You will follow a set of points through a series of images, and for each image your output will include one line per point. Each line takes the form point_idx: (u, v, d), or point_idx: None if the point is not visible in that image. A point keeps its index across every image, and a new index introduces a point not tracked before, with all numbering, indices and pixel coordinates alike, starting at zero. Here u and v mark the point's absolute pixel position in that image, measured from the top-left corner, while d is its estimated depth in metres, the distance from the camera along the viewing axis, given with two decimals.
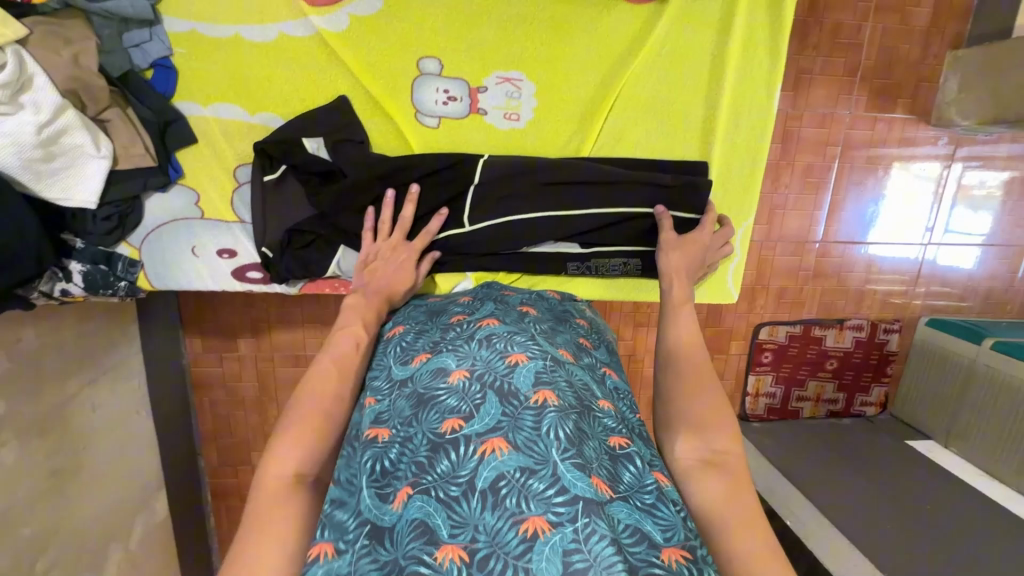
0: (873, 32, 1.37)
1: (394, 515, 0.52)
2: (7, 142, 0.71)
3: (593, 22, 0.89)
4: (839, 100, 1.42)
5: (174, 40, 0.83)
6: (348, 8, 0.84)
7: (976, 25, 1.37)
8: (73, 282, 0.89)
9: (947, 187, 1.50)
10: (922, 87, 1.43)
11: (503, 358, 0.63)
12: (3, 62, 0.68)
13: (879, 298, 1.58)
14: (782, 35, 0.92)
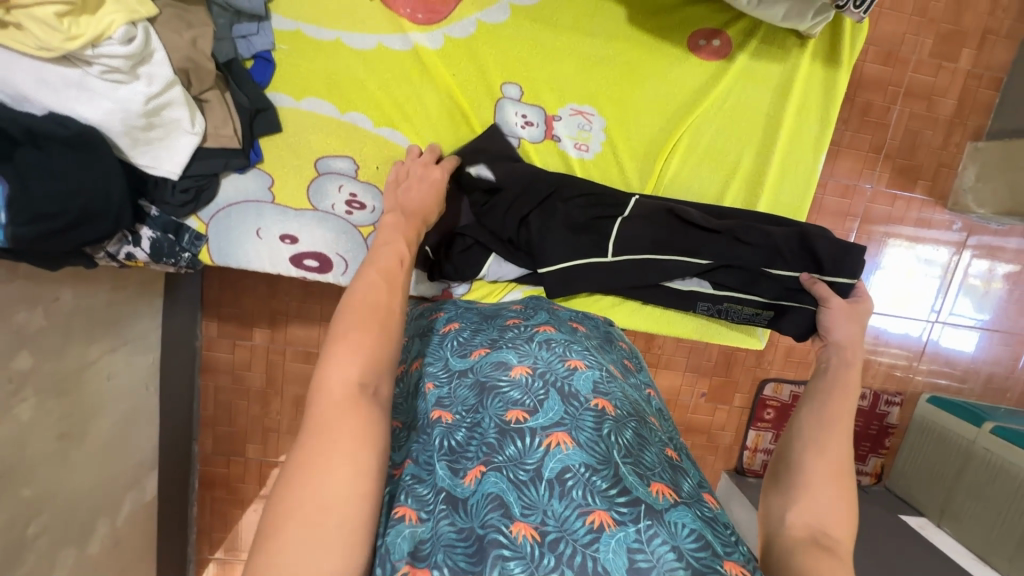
0: (900, 114, 1.46)
1: (467, 489, 0.58)
2: (117, 109, 0.77)
3: (663, 71, 0.96)
4: (863, 174, 1.49)
5: (278, 37, 0.89)
6: (444, 29, 0.92)
7: (996, 122, 1.46)
8: (140, 247, 0.92)
9: (955, 272, 1.57)
10: (941, 172, 1.50)
11: (563, 362, 0.68)
12: (134, 36, 0.73)
13: (884, 369, 1.61)
14: (833, 105, 0.98)
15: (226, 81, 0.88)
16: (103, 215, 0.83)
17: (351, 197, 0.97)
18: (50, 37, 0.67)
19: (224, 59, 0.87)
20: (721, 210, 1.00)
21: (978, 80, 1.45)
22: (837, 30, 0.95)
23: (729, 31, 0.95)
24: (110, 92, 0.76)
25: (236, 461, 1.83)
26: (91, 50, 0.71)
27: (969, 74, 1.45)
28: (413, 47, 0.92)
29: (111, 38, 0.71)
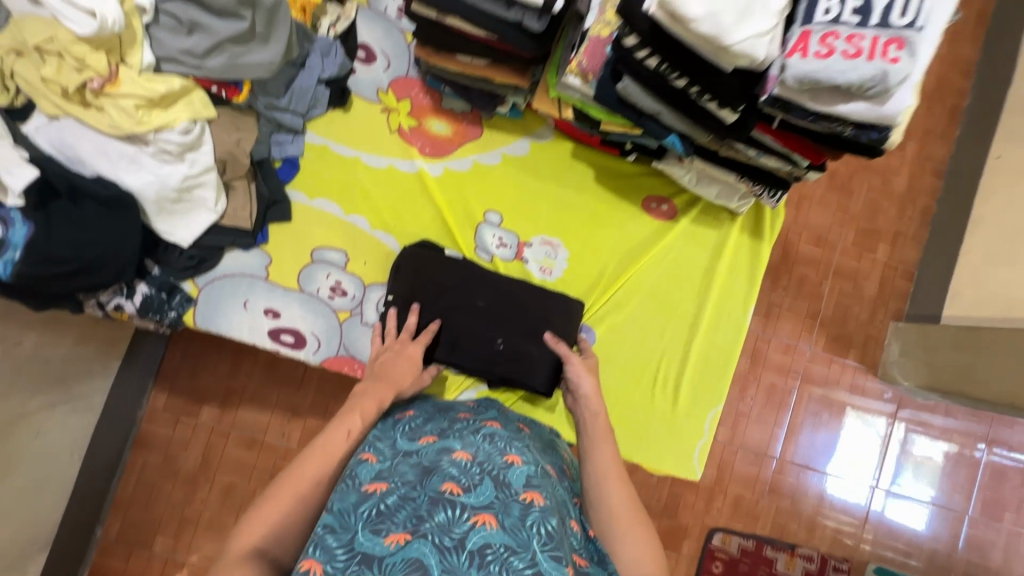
0: (831, 290, 1.70)
1: (387, 549, 0.60)
2: (156, 182, 0.90)
3: (620, 220, 1.16)
4: (801, 336, 1.69)
5: (307, 146, 1.07)
6: (445, 162, 1.12)
7: (912, 307, 1.69)
8: (130, 300, 0.99)
9: (892, 444, 1.67)
10: (869, 344, 1.70)
11: (503, 455, 0.74)
12: (192, 130, 0.88)
13: (830, 532, 1.64)
14: (759, 269, 1.18)
15: (255, 175, 1.03)
16: (109, 268, 0.92)
17: (336, 284, 1.08)
18: (120, 120, 0.83)
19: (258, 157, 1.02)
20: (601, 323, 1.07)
21: (894, 271, 1.72)
22: (760, 214, 1.18)
23: (675, 200, 1.17)
24: (155, 168, 0.89)
25: (138, 555, 1.65)
26: (152, 134, 0.86)
27: (886, 265, 1.72)
28: (417, 171, 1.11)
29: (172, 128, 0.87)
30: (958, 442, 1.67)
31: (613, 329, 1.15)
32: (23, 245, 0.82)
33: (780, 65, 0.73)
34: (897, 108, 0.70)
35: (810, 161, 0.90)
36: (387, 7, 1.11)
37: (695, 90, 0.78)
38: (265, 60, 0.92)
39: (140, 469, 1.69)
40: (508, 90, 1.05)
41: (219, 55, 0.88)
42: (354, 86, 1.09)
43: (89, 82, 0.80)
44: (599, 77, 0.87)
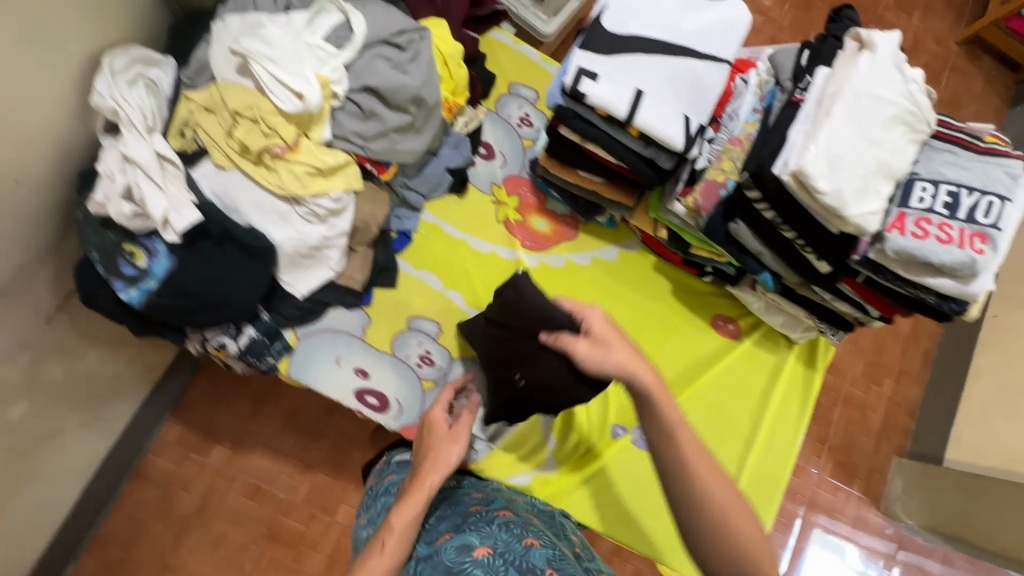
0: (839, 417, 1.79)
1: None
2: (297, 240, 0.97)
3: (690, 333, 1.25)
4: (810, 459, 1.75)
5: (422, 223, 1.17)
6: (542, 255, 1.22)
7: (914, 444, 1.78)
8: (234, 341, 1.02)
9: None
10: (873, 475, 1.77)
11: (520, 540, 0.77)
12: (341, 199, 0.96)
13: None
14: (811, 398, 1.26)
15: (376, 244, 1.10)
16: (231, 309, 0.97)
17: (425, 353, 1.13)
18: (288, 183, 0.91)
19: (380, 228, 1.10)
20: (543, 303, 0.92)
21: (898, 408, 1.82)
22: (816, 346, 1.28)
23: (739, 321, 1.28)
24: (300, 226, 0.97)
25: None
26: (309, 198, 0.94)
27: (891, 400, 1.83)
28: (516, 259, 1.20)
29: (327, 196, 0.95)
30: None
31: None
32: (162, 276, 0.92)
33: (879, 237, 0.85)
34: (980, 289, 0.83)
35: (882, 313, 1.02)
36: (511, 115, 1.26)
37: (799, 241, 0.91)
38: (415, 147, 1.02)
39: (131, 504, 1.56)
40: (612, 204, 1.18)
41: (382, 140, 0.97)
42: (472, 177, 1.21)
43: (271, 149, 0.89)
44: (711, 213, 0.99)
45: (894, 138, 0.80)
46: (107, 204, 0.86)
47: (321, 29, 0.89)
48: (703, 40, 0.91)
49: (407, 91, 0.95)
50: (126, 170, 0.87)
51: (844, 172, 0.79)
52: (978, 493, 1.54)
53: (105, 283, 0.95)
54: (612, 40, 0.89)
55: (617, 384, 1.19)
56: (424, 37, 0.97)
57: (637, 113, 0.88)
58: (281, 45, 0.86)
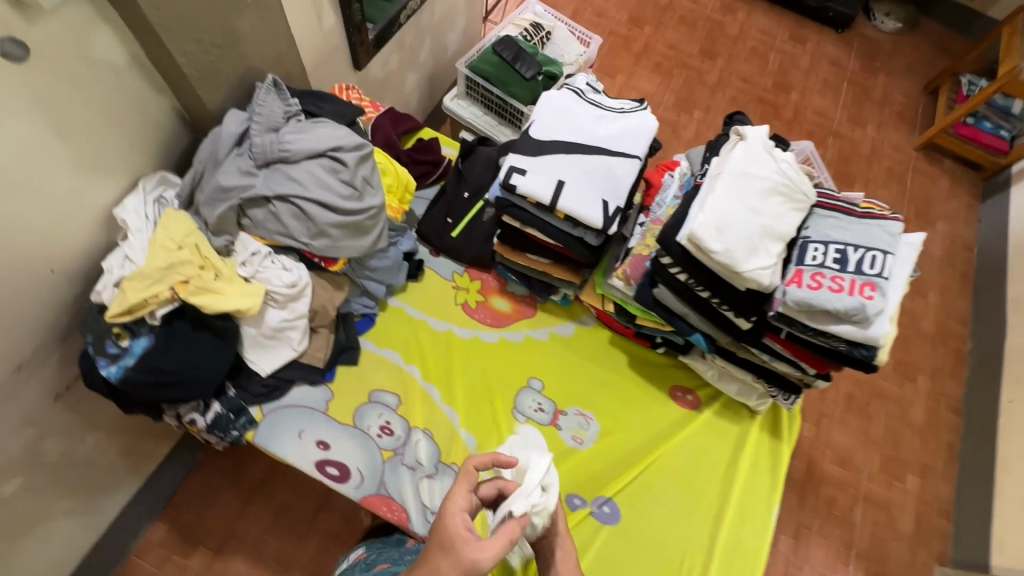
0: (862, 518, 1.85)
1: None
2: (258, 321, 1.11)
3: (649, 407, 1.28)
4: (837, 567, 1.78)
5: (386, 306, 1.32)
6: (500, 331, 1.33)
7: (955, 551, 1.81)
8: (202, 416, 1.12)
9: None
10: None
11: None
12: (298, 282, 1.11)
13: None
14: (780, 469, 1.24)
15: (338, 323, 1.23)
16: (196, 390, 1.08)
17: (385, 424, 1.19)
18: (210, 306, 1.03)
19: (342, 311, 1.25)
20: (519, 206, 1.10)
21: (928, 508, 1.88)
22: (779, 416, 1.29)
23: (699, 391, 1.31)
24: (261, 310, 1.09)
25: None
26: (266, 291, 1.08)
27: (919, 499, 1.89)
28: (473, 337, 1.31)
29: (282, 283, 1.09)
30: None
31: (636, 507, 1.18)
32: (140, 354, 1.04)
33: (782, 290, 0.94)
34: (879, 333, 0.89)
35: (817, 371, 1.07)
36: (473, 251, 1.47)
37: (714, 299, 1.00)
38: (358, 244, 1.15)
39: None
40: (562, 284, 1.30)
41: (325, 240, 1.10)
42: (435, 265, 1.38)
43: (173, 288, 1.01)
44: (639, 282, 1.12)
45: (772, 205, 0.94)
46: (102, 293, 1.04)
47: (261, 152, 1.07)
48: (614, 143, 1.11)
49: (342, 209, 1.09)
50: (124, 265, 1.06)
51: (730, 233, 0.91)
52: None
53: (93, 363, 1.07)
54: (535, 145, 1.10)
55: (571, 457, 1.21)
56: (365, 151, 1.13)
57: (559, 200, 1.05)
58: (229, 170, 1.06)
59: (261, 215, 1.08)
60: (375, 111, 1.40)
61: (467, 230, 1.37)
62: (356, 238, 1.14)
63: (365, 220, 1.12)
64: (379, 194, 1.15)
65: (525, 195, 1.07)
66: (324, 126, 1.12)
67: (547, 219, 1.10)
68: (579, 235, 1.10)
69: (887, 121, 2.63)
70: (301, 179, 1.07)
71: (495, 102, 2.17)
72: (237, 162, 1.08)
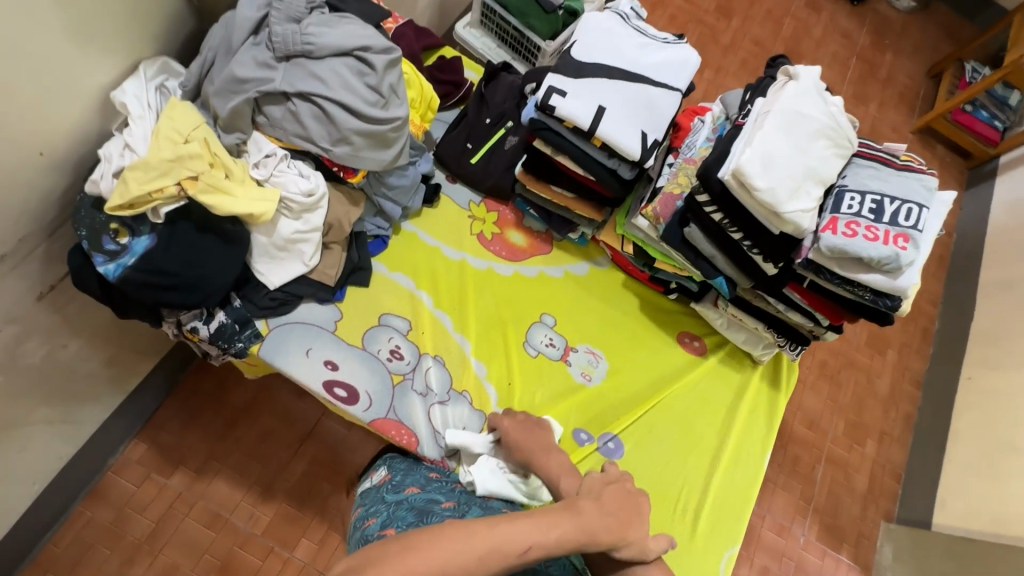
0: (824, 475, 1.95)
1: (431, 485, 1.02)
2: (270, 230, 1.04)
3: (657, 351, 1.30)
4: (795, 519, 1.88)
5: (398, 229, 1.27)
6: (515, 265, 1.30)
7: (901, 509, 1.93)
8: (205, 325, 1.06)
9: None
10: (862, 541, 1.90)
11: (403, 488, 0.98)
12: (314, 193, 1.04)
13: None
14: (776, 416, 1.28)
15: (351, 242, 1.18)
16: (200, 295, 1.02)
17: (395, 348, 1.17)
18: (221, 208, 0.96)
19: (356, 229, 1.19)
20: (553, 130, 1.05)
21: (882, 470, 2.00)
22: (778, 367, 1.33)
23: (705, 338, 1.33)
24: (274, 219, 1.03)
25: None
26: (281, 197, 1.02)
27: (876, 461, 2.01)
28: (488, 268, 1.28)
29: (298, 190, 1.03)
30: None
31: (639, 444, 1.21)
32: (140, 253, 0.98)
33: (815, 237, 0.94)
34: (906, 284, 0.91)
35: (831, 321, 1.09)
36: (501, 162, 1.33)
37: (746, 242, 1.00)
38: (378, 157, 1.08)
39: None
40: (583, 221, 1.28)
41: (345, 147, 1.04)
42: (451, 193, 1.33)
43: (180, 184, 0.94)
44: (668, 221, 1.10)
45: (818, 149, 0.93)
46: (99, 182, 0.95)
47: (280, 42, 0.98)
48: (656, 73, 1.07)
49: (367, 116, 1.02)
50: (125, 154, 0.97)
51: (776, 172, 0.90)
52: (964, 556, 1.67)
53: (87, 260, 1.00)
54: (577, 66, 1.05)
55: (579, 394, 1.22)
56: (393, 56, 1.05)
57: (598, 126, 1.01)
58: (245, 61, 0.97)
59: (278, 113, 1.00)
60: (395, 21, 1.29)
61: (486, 159, 1.32)
62: (378, 151, 1.07)
63: (389, 131, 1.06)
64: (405, 105, 1.08)
65: (565, 119, 1.02)
66: (349, 22, 1.03)
67: (583, 146, 1.05)
68: (613, 167, 1.07)
69: (887, 101, 2.62)
70: (326, 78, 0.99)
71: (510, 34, 2.06)
72: (253, 53, 0.98)
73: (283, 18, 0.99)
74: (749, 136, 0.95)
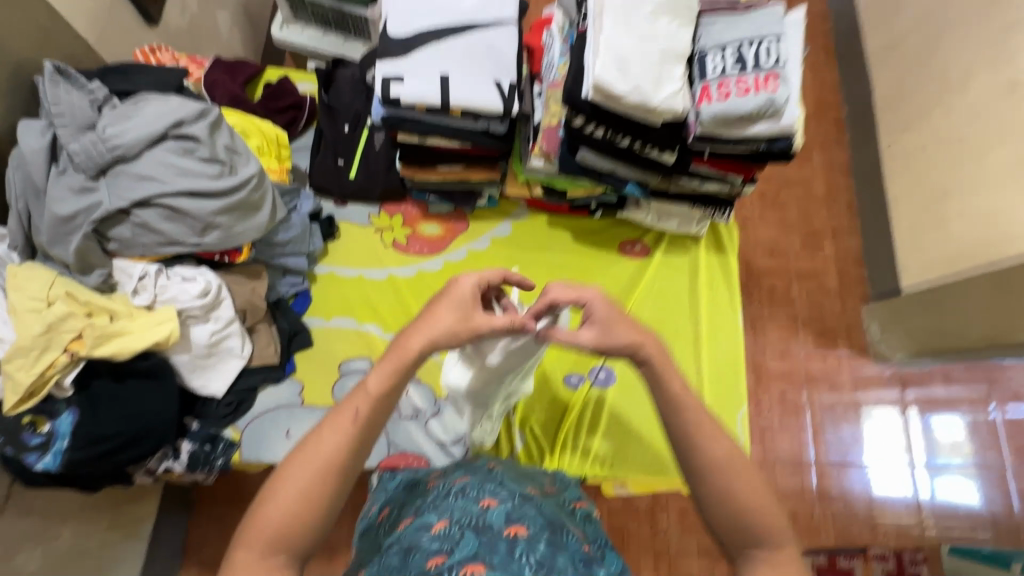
0: (799, 291, 1.99)
1: (487, 515, 0.78)
2: (187, 344, 0.99)
3: (607, 270, 1.31)
4: (791, 339, 1.94)
5: (315, 277, 1.21)
6: (443, 256, 1.27)
7: (874, 289, 1.98)
8: (177, 461, 1.03)
9: (911, 427, 1.87)
10: (853, 331, 1.96)
11: (476, 504, 0.80)
12: (208, 291, 0.97)
13: (892, 526, 1.77)
14: (733, 277, 1.34)
15: (274, 312, 1.14)
16: (151, 437, 0.97)
17: None
18: (122, 351, 0.89)
19: (272, 298, 1.14)
20: (411, 120, 1.01)
21: (846, 261, 2.04)
22: (718, 232, 1.37)
23: (644, 239, 1.35)
24: (184, 332, 0.98)
25: None
26: (178, 310, 0.95)
27: (837, 258, 2.04)
28: (417, 272, 1.24)
29: (192, 294, 0.96)
30: (965, 405, 1.90)
31: (627, 362, 1.25)
32: (68, 432, 0.91)
33: (695, 112, 0.93)
34: (791, 121, 0.93)
35: (744, 177, 1.11)
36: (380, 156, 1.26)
37: (636, 143, 0.99)
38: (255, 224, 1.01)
39: None
40: (484, 184, 1.24)
41: (215, 232, 0.96)
42: (346, 217, 1.26)
43: (69, 350, 0.87)
44: (560, 154, 1.08)
45: (663, 27, 0.91)
46: None
47: (87, 159, 0.88)
48: (479, 16, 1.01)
49: (219, 191, 0.94)
50: None
51: (635, 71, 0.88)
52: (940, 302, 1.73)
53: (17, 466, 0.92)
54: (402, 44, 0.98)
55: (554, 343, 1.25)
56: (211, 117, 0.95)
57: (449, 97, 0.96)
58: (62, 197, 0.87)
59: (127, 232, 0.92)
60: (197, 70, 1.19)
61: (362, 167, 1.25)
62: (249, 217, 1.00)
63: (249, 194, 0.98)
64: (251, 159, 0.99)
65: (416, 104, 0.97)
66: (147, 102, 0.93)
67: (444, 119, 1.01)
68: (484, 128, 1.03)
69: None
70: (154, 173, 0.90)
71: (329, 16, 1.87)
72: (64, 183, 0.88)
73: (76, 134, 0.88)
74: (595, 40, 0.91)
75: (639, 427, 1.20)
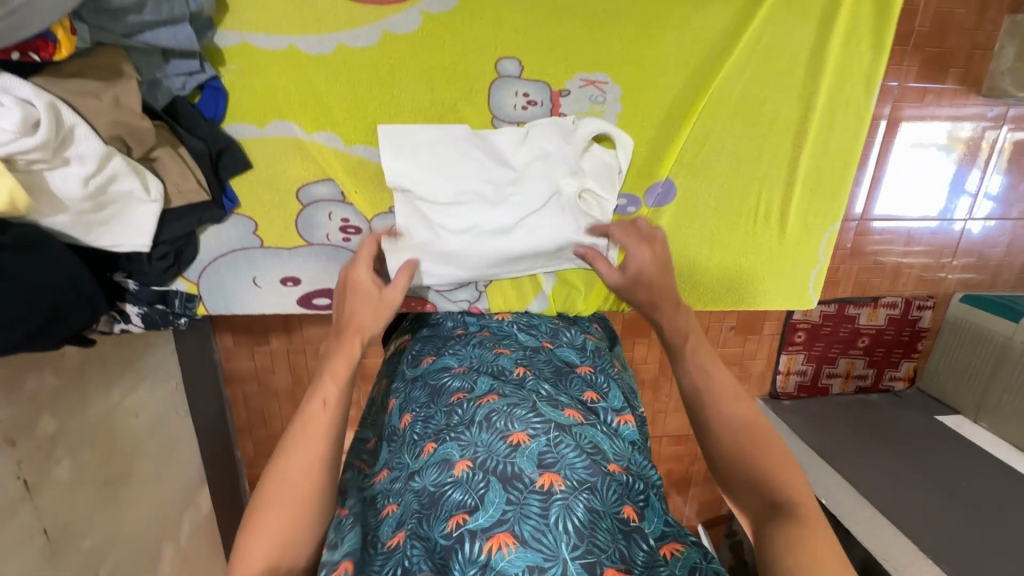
0: None
1: (520, 456, 0.59)
2: (56, 198, 0.66)
3: (694, 19, 0.80)
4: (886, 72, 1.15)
5: (225, 55, 0.75)
6: (421, 4, 0.75)
7: None
8: (131, 322, 0.87)
9: (981, 146, 1.23)
10: (974, 57, 1.16)
11: (504, 439, 0.61)
12: (39, 119, 0.59)
13: (914, 274, 1.35)
14: (889, 26, 0.82)
15: (172, 124, 0.75)
16: (77, 308, 0.71)
17: (344, 223, 0.88)
18: None
19: (161, 103, 0.73)
20: None
21: None
22: None
23: None
24: (37, 184, 0.63)
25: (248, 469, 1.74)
26: (4, 158, 0.58)
27: None
28: (383, 37, 0.77)
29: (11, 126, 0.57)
30: None
31: (696, 171, 0.91)
32: None
33: None
34: None
35: None
36: None
37: None
38: None
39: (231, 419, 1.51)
40: None
41: None
42: None
43: None
44: None
45: None
46: None
47: None
48: None
49: None
50: None
51: None
52: None
53: None
54: None
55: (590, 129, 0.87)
56: None
57: None
58: None
59: None
60: None
61: None
62: None
63: None
64: None
65: None
66: None
67: None
68: None
69: None
70: None
71: None
72: None
73: None
74: None
75: (696, 251, 0.97)
